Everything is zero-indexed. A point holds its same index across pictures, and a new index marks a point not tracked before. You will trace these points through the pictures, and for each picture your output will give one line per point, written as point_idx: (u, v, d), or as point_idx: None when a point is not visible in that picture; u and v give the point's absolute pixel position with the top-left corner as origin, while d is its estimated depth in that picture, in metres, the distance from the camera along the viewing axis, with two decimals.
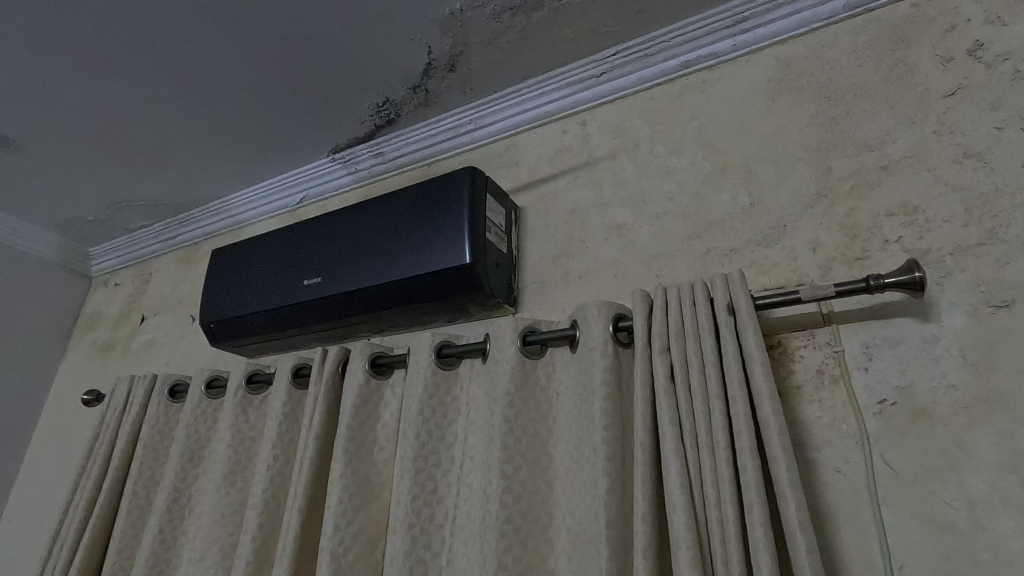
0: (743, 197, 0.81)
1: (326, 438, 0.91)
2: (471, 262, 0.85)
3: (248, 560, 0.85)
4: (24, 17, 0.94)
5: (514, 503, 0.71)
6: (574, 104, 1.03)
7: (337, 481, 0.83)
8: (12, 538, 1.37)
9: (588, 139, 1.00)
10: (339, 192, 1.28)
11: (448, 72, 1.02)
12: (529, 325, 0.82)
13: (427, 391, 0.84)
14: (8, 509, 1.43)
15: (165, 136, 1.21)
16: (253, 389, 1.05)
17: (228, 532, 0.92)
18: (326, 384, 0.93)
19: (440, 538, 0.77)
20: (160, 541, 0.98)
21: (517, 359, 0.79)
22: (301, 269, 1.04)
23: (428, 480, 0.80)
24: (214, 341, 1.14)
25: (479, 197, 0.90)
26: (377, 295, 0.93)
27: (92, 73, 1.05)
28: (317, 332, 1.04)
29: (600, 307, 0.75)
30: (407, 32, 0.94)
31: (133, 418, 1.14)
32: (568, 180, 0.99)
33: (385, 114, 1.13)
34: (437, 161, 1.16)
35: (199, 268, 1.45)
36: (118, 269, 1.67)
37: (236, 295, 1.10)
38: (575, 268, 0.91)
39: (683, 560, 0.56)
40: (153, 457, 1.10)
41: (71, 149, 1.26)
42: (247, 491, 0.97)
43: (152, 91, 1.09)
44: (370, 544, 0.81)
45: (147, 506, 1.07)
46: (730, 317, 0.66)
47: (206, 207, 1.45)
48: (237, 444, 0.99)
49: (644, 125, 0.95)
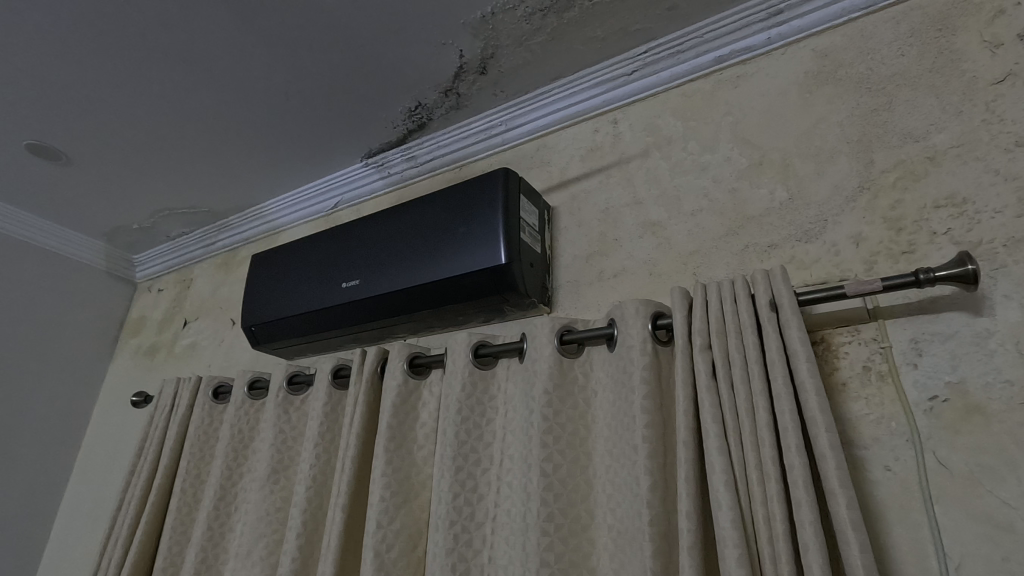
0: (781, 192, 0.80)
1: (367, 436, 0.92)
2: (506, 262, 0.86)
3: (294, 557, 0.87)
4: (75, 35, 0.99)
5: (556, 501, 0.72)
6: (604, 103, 1.03)
7: (379, 478, 0.84)
8: (68, 535, 1.44)
9: (619, 138, 1.00)
10: (372, 197, 1.31)
11: (478, 74, 1.03)
12: (566, 324, 0.82)
13: (465, 391, 0.85)
14: (64, 507, 1.50)
15: (206, 145, 1.25)
16: (294, 389, 1.07)
17: (273, 528, 0.95)
18: (365, 384, 0.94)
19: (481, 535, 0.78)
20: (208, 537, 1.02)
21: (554, 358, 0.79)
22: (339, 272, 1.06)
23: (468, 479, 0.81)
24: (255, 343, 1.17)
25: (513, 198, 0.91)
26: (413, 296, 0.95)
27: (137, 84, 1.09)
28: (355, 333, 1.06)
29: (638, 305, 0.75)
30: (440, 36, 0.95)
31: (180, 418, 1.18)
32: (600, 179, 0.99)
33: (417, 118, 1.15)
34: (468, 163, 1.18)
35: (238, 273, 1.49)
36: (160, 275, 1.73)
37: (276, 298, 1.13)
38: (610, 267, 0.91)
39: (730, 559, 0.56)
40: (199, 457, 1.14)
41: (118, 161, 1.32)
42: (290, 489, 0.99)
43: (193, 101, 1.12)
44: (413, 541, 0.83)
45: (195, 503, 1.11)
46: (772, 313, 0.65)
47: (244, 213, 1.49)
48: (280, 443, 1.02)
49: (677, 122, 0.94)
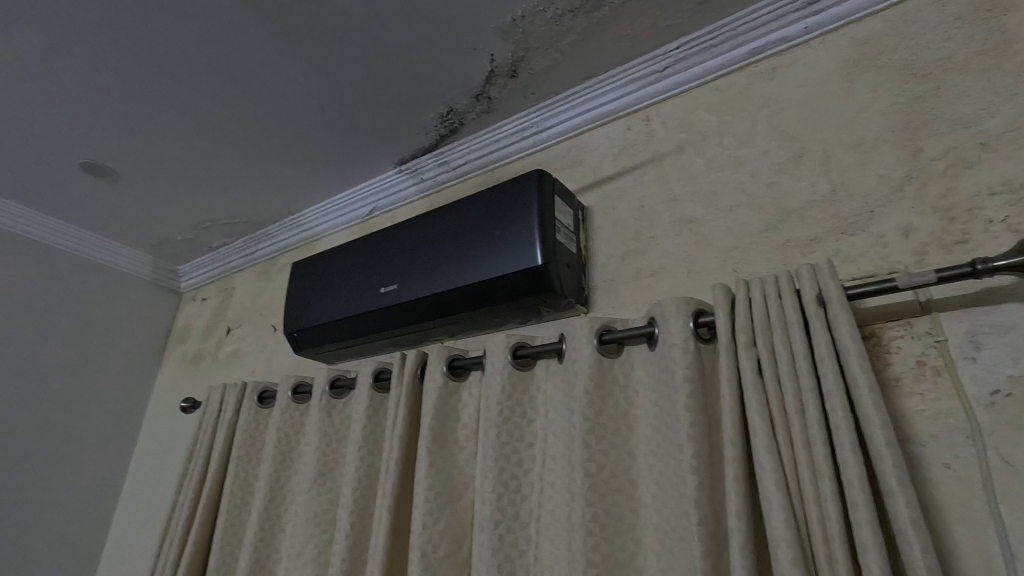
0: (824, 184, 0.78)
1: (409, 438, 0.94)
2: (543, 263, 0.87)
3: (342, 557, 0.89)
4: (125, 56, 1.03)
5: (600, 501, 0.72)
6: (636, 101, 1.02)
7: (423, 480, 0.86)
8: (125, 536, 1.50)
9: (652, 135, 0.99)
10: (406, 202, 1.33)
11: (509, 77, 1.04)
12: (605, 324, 0.82)
13: (506, 392, 0.86)
14: (121, 509, 1.56)
15: (245, 158, 1.29)
16: (336, 393, 1.10)
17: (321, 530, 0.98)
18: (406, 387, 0.96)
19: (526, 535, 0.79)
20: (259, 538, 1.05)
21: (594, 358, 0.79)
22: (377, 277, 1.08)
23: (512, 479, 0.82)
24: (297, 348, 1.20)
25: (547, 199, 0.91)
26: (451, 299, 0.96)
27: (181, 101, 1.13)
28: (394, 337, 1.08)
29: (679, 303, 0.74)
30: (471, 42, 0.97)
31: (228, 423, 1.22)
32: (634, 177, 0.98)
33: (449, 123, 1.16)
34: (500, 166, 1.18)
35: (277, 281, 1.53)
36: (204, 285, 1.79)
37: (316, 305, 1.16)
38: (647, 266, 0.90)
39: (784, 559, 0.55)
40: (248, 460, 1.18)
41: (163, 175, 1.37)
42: (336, 491, 1.02)
43: (233, 115, 1.16)
44: (458, 541, 0.84)
45: (245, 505, 1.14)
46: (820, 308, 0.64)
47: (282, 222, 1.53)
48: (324, 446, 1.05)
49: (711, 117, 0.93)
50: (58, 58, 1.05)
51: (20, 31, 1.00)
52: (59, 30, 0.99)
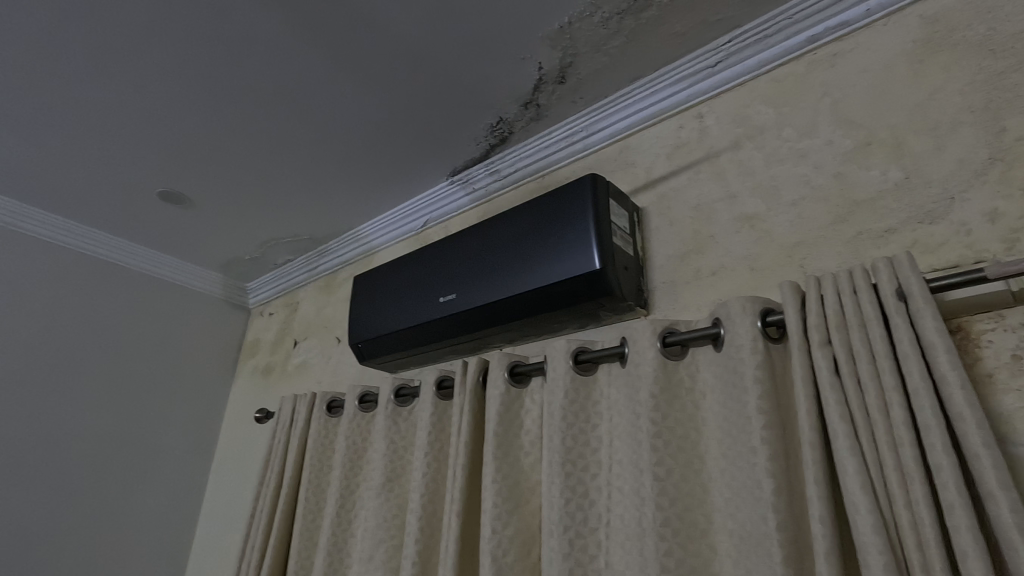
0: (896, 172, 0.75)
1: (474, 445, 0.96)
2: (601, 266, 0.86)
3: (414, 561, 0.92)
4: (196, 91, 1.11)
5: (671, 506, 0.71)
6: (688, 98, 1.01)
7: (490, 485, 0.87)
8: (209, 540, 1.59)
9: (706, 132, 0.97)
10: (458, 213, 1.35)
11: (558, 84, 1.04)
12: (668, 326, 0.81)
13: (569, 397, 0.86)
14: (205, 515, 1.67)
15: (305, 178, 1.35)
16: (401, 401, 1.13)
17: (392, 534, 1.01)
18: (469, 394, 0.98)
19: (595, 540, 0.78)
20: (333, 543, 1.09)
21: (658, 361, 0.78)
22: (435, 287, 1.11)
23: (579, 484, 0.82)
24: (362, 359, 1.25)
25: (602, 203, 0.91)
26: (510, 306, 0.97)
27: (246, 129, 1.20)
28: (454, 345, 1.10)
29: (745, 302, 0.72)
30: (519, 52, 0.98)
31: (300, 432, 1.28)
32: (689, 176, 0.97)
33: (499, 133, 1.18)
34: (551, 172, 1.19)
35: (339, 294, 1.59)
36: (270, 300, 1.88)
37: (379, 316, 1.20)
38: (707, 265, 0.89)
39: (875, 566, 0.53)
40: (319, 467, 1.23)
41: (231, 199, 1.45)
42: (404, 497, 1.05)
43: (294, 138, 1.22)
44: (527, 546, 0.84)
45: (318, 510, 1.19)
46: (901, 303, 0.61)
47: (341, 238, 1.59)
48: (392, 452, 1.08)
49: (769, 109, 0.91)
50: (138, 98, 1.13)
51: (105, 76, 1.08)
52: (138, 72, 1.07)
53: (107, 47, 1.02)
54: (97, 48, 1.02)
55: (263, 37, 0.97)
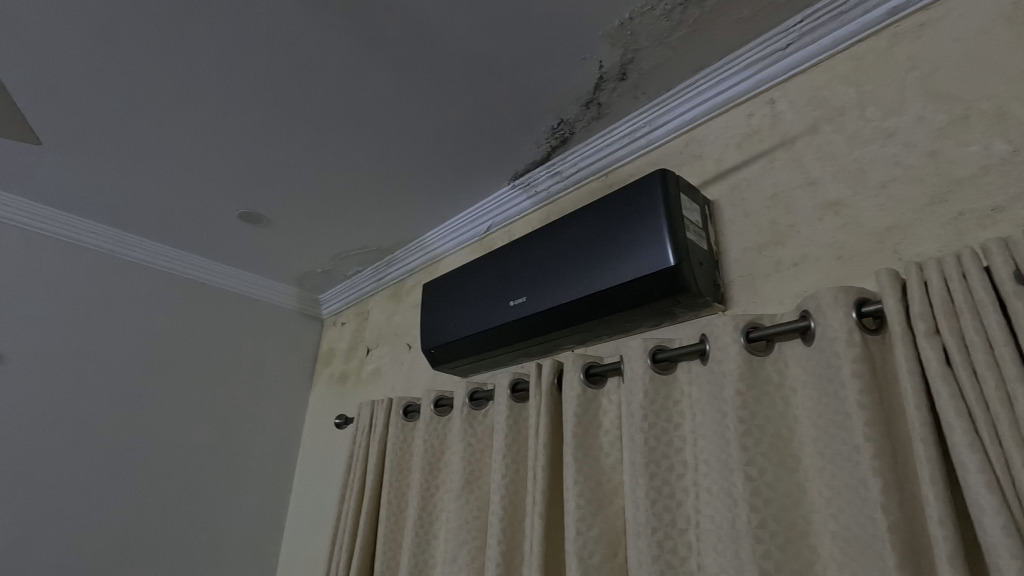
0: (1002, 145, 0.69)
1: (552, 447, 0.96)
2: (676, 263, 0.85)
3: (498, 562, 0.93)
4: (272, 117, 1.17)
5: (766, 507, 0.69)
6: (757, 84, 0.97)
7: (572, 486, 0.87)
8: (297, 541, 1.68)
9: (779, 118, 0.94)
10: (521, 216, 1.37)
11: (619, 81, 1.03)
12: (751, 321, 0.78)
13: (648, 397, 0.85)
14: (292, 517, 1.76)
15: (373, 191, 1.40)
16: (475, 405, 1.15)
17: (473, 535, 1.03)
18: (546, 396, 0.98)
19: (685, 542, 0.77)
20: (417, 544, 1.12)
21: (742, 358, 0.76)
22: (505, 291, 1.12)
23: (665, 485, 0.80)
24: (435, 364, 1.29)
25: (674, 198, 0.89)
26: (582, 307, 0.97)
27: (318, 148, 1.26)
28: (526, 347, 1.11)
29: (837, 293, 0.69)
30: (579, 52, 0.98)
31: (379, 437, 1.32)
32: (763, 165, 0.93)
33: (560, 134, 1.18)
34: (614, 169, 1.18)
35: (407, 302, 1.64)
36: (342, 310, 1.96)
37: (450, 322, 1.23)
38: (788, 256, 0.85)
39: (1008, 570, 0.49)
40: (399, 471, 1.26)
41: (304, 216, 1.53)
42: (484, 498, 1.06)
43: (362, 153, 1.27)
44: (612, 547, 0.84)
45: (401, 512, 1.23)
46: (1020, 286, 0.56)
47: (407, 247, 1.64)
48: (469, 456, 1.10)
49: (848, 89, 0.86)
50: (220, 128, 1.21)
51: (191, 110, 1.16)
52: (220, 105, 1.14)
53: (192, 84, 1.09)
54: (184, 85, 1.10)
55: (333, 60, 1.02)
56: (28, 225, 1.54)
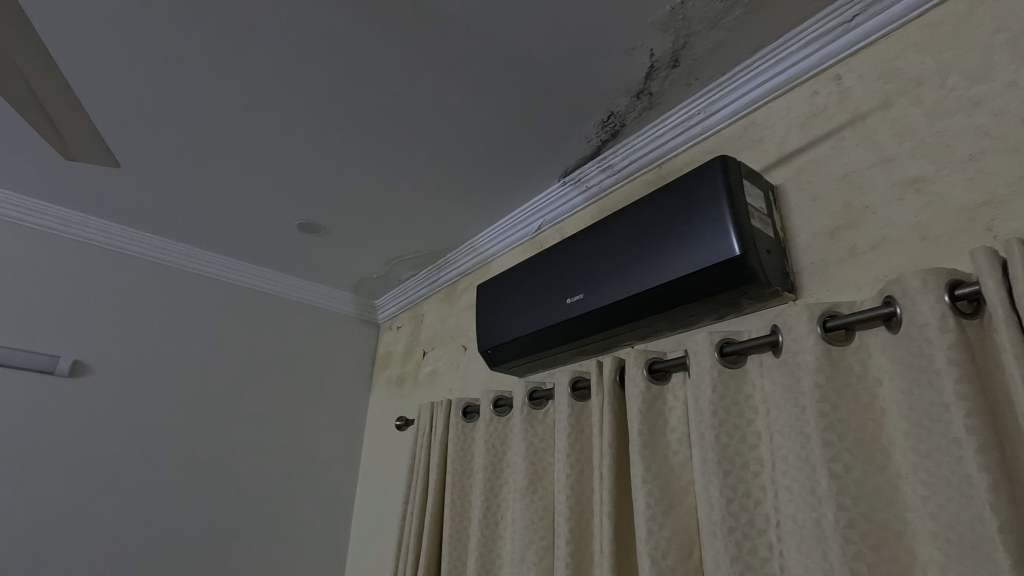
0: None
1: (618, 445, 0.94)
2: (741, 252, 0.81)
3: (567, 562, 0.92)
4: (328, 130, 1.21)
5: (855, 505, 0.65)
6: (821, 61, 0.92)
7: (641, 485, 0.85)
8: (364, 541, 1.73)
9: (847, 94, 0.89)
10: (572, 213, 1.35)
11: (671, 68, 1.01)
12: (828, 310, 0.74)
13: (717, 392, 0.82)
14: (358, 517, 1.81)
15: (424, 195, 1.42)
16: (535, 404, 1.15)
17: (540, 535, 1.02)
18: (608, 393, 0.97)
19: (766, 542, 0.74)
20: (483, 544, 1.13)
21: (820, 349, 0.72)
22: (561, 289, 1.11)
23: (740, 483, 0.77)
24: (493, 364, 1.29)
25: (736, 184, 0.85)
26: (643, 301, 0.95)
27: (371, 156, 1.29)
28: (585, 345, 1.10)
29: (925, 276, 0.64)
30: (629, 42, 0.96)
31: (440, 438, 1.34)
32: (831, 145, 0.89)
33: (610, 127, 1.16)
34: (668, 160, 1.15)
35: (460, 303, 1.66)
36: (397, 314, 2.00)
37: (506, 321, 1.23)
38: (864, 240, 0.80)
39: None
40: (461, 471, 1.28)
41: (359, 223, 1.57)
42: (549, 498, 1.06)
43: (413, 159, 1.29)
44: (686, 548, 0.82)
45: (465, 512, 1.24)
46: None
47: (459, 249, 1.66)
48: (532, 455, 1.10)
49: (924, 58, 0.81)
50: (278, 143, 1.26)
51: (252, 129, 1.22)
52: (279, 121, 1.19)
53: (253, 102, 1.14)
54: (245, 104, 1.15)
55: (384, 68, 1.04)
56: (109, 244, 1.65)
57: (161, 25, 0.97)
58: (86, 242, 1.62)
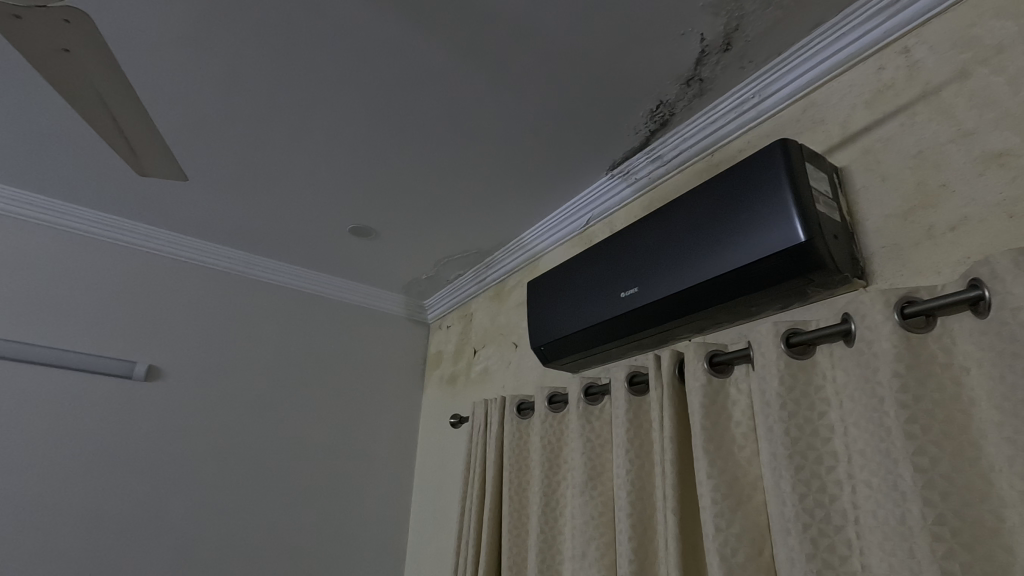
0: None
1: (679, 440, 0.92)
2: (807, 238, 0.78)
3: (631, 559, 0.91)
4: (377, 134, 1.23)
5: (944, 501, 0.61)
6: (886, 34, 0.88)
7: (706, 481, 0.83)
8: (422, 537, 1.76)
9: (917, 67, 0.84)
10: (621, 206, 1.34)
11: (723, 52, 0.98)
12: (905, 296, 0.70)
13: (786, 384, 0.79)
14: (415, 513, 1.85)
15: (472, 194, 1.43)
16: (591, 400, 1.14)
17: (600, 532, 1.02)
18: (667, 387, 0.95)
19: (844, 539, 0.71)
20: (543, 540, 1.13)
21: (898, 337, 0.68)
22: (615, 283, 1.10)
23: (814, 478, 0.74)
24: (546, 361, 1.29)
25: (798, 168, 0.82)
26: (702, 292, 0.93)
27: (418, 158, 1.31)
28: (640, 339, 1.09)
29: (1017, 256, 0.60)
30: (679, 27, 0.94)
31: (495, 435, 1.35)
32: (901, 122, 0.84)
33: (659, 117, 1.14)
34: (721, 147, 1.12)
35: (510, 301, 1.67)
36: (446, 313, 2.03)
37: (559, 317, 1.22)
38: (942, 220, 0.76)
39: None
40: (518, 468, 1.28)
41: (408, 225, 1.60)
42: (609, 494, 1.05)
43: (460, 159, 1.30)
44: (757, 545, 0.79)
45: (523, 509, 1.24)
46: None
47: (507, 247, 1.67)
48: (590, 451, 1.09)
49: (1005, 23, 0.75)
50: (331, 150, 1.30)
51: (307, 138, 1.26)
52: (331, 128, 1.22)
53: (306, 111, 1.18)
54: (299, 114, 1.19)
55: (431, 70, 1.05)
56: (177, 254, 1.74)
57: (220, 43, 1.01)
58: (156, 254, 1.72)
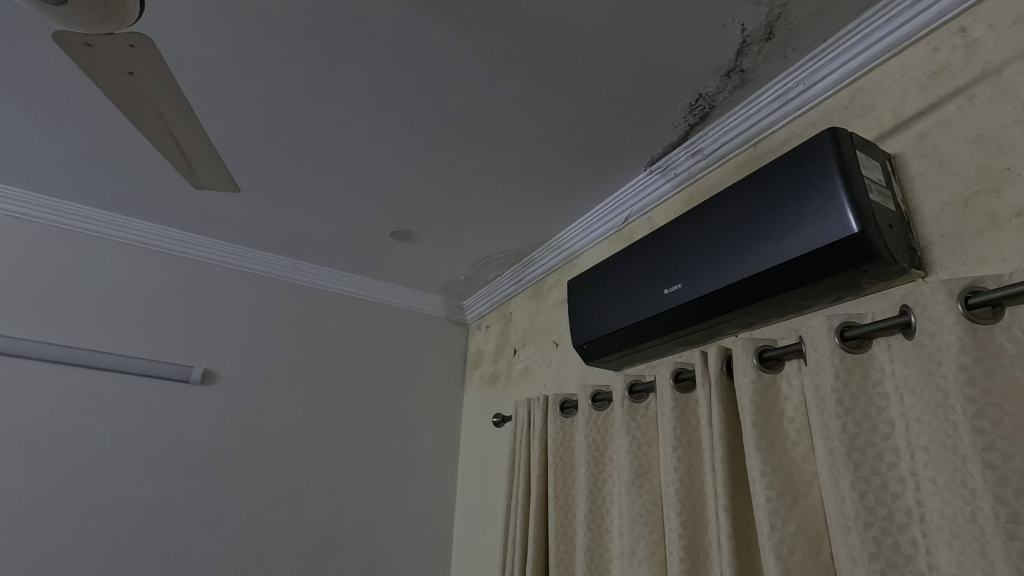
0: None
1: (729, 437, 0.91)
2: (860, 229, 0.76)
3: (681, 557, 0.90)
4: (417, 139, 1.26)
5: (1018, 499, 0.59)
6: (940, 14, 0.84)
7: (759, 478, 0.82)
8: (467, 535, 1.79)
9: (975, 47, 0.80)
10: (661, 201, 1.33)
11: (765, 41, 0.96)
12: (970, 286, 0.67)
13: (842, 379, 0.77)
14: (460, 512, 1.88)
15: (510, 195, 1.44)
16: (636, 398, 1.13)
17: (649, 530, 1.01)
18: (716, 384, 0.93)
19: (909, 538, 0.69)
20: (591, 538, 1.13)
21: (963, 329, 0.66)
22: (657, 279, 1.09)
23: (874, 475, 0.72)
24: (589, 358, 1.29)
25: (849, 156, 0.80)
26: (749, 286, 0.91)
27: (457, 161, 1.33)
28: (685, 335, 1.08)
29: None
30: (719, 18, 0.92)
31: (539, 433, 1.35)
32: (958, 105, 0.81)
33: (699, 110, 1.12)
34: (764, 138, 1.10)
35: (549, 300, 1.67)
36: (485, 313, 2.05)
37: (601, 315, 1.22)
38: (1007, 206, 0.72)
39: None
40: (562, 466, 1.29)
41: (447, 227, 1.62)
42: (657, 492, 1.04)
43: (498, 160, 1.31)
44: (815, 544, 0.78)
45: (569, 507, 1.25)
46: None
47: (545, 246, 1.67)
48: (636, 449, 1.09)
49: None
50: (372, 157, 1.33)
51: (349, 146, 1.29)
52: (372, 136, 1.25)
53: (348, 120, 1.21)
54: (342, 123, 1.22)
55: (469, 74, 1.07)
56: (227, 262, 1.82)
57: (268, 59, 1.06)
58: (209, 261, 1.80)
